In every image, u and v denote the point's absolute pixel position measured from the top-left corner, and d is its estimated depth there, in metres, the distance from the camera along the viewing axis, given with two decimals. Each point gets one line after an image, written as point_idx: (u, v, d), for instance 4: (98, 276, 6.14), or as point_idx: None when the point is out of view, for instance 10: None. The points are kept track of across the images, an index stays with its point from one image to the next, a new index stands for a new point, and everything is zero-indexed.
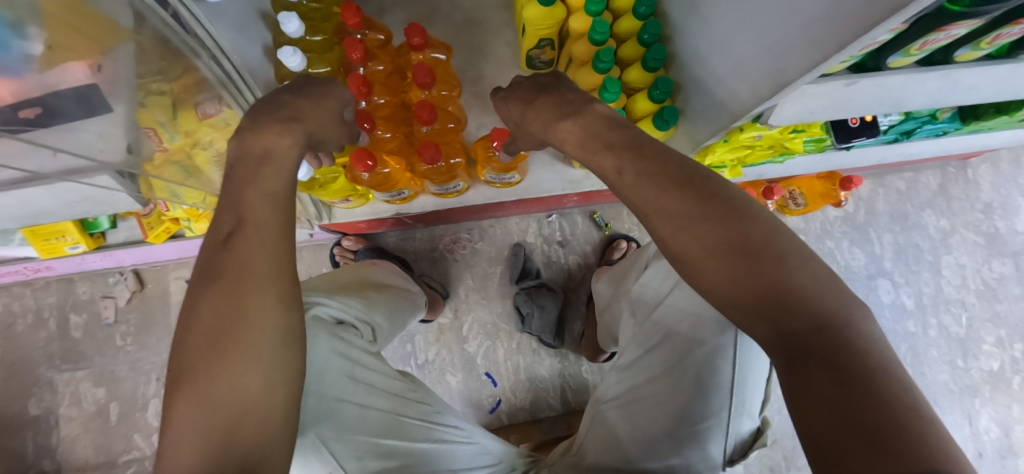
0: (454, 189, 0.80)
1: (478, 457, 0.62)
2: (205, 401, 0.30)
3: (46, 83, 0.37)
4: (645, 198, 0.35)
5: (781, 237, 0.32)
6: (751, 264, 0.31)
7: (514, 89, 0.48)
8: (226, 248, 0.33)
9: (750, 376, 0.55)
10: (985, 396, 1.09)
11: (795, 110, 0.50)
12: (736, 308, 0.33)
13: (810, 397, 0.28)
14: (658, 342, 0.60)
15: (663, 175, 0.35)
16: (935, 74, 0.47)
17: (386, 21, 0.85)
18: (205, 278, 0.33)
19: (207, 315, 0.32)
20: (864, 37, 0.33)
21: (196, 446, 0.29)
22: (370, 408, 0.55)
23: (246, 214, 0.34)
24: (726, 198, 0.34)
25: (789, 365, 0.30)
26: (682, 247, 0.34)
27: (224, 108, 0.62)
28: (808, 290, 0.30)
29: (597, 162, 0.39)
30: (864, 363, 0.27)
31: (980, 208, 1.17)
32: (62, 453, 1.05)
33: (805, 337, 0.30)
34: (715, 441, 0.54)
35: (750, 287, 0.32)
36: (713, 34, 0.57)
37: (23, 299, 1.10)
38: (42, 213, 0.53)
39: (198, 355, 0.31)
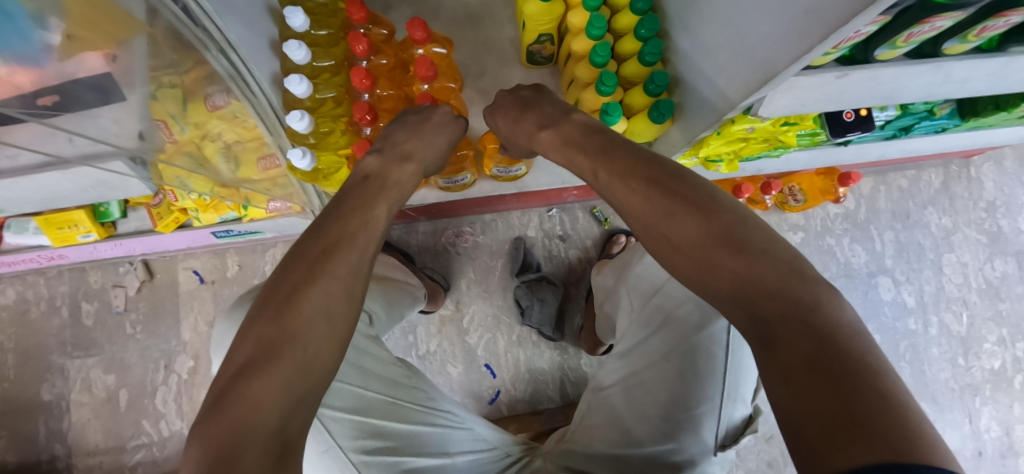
0: (462, 182, 0.81)
1: (470, 441, 0.64)
2: (293, 374, 0.35)
3: (64, 72, 0.39)
4: (619, 196, 0.42)
5: (744, 226, 0.36)
6: (716, 256, 0.35)
7: (500, 103, 0.62)
8: (335, 253, 0.41)
9: (742, 363, 0.57)
10: (986, 394, 1.09)
11: (787, 102, 0.51)
12: (715, 296, 0.36)
13: (785, 383, 0.28)
14: (656, 328, 0.61)
15: (632, 176, 0.41)
16: (927, 66, 0.48)
17: (392, 17, 0.87)
18: (313, 268, 0.40)
19: (305, 303, 0.38)
20: (844, 28, 0.35)
21: (265, 409, 0.32)
22: (367, 391, 0.57)
23: (355, 235, 0.44)
24: (691, 192, 0.38)
25: (763, 350, 0.31)
26: (656, 238, 0.39)
27: (232, 100, 0.65)
28: (776, 274, 0.32)
29: (578, 165, 0.48)
30: (836, 347, 0.28)
31: (983, 206, 1.17)
32: (73, 437, 1.08)
33: (779, 322, 0.31)
34: (708, 427, 0.55)
35: (719, 275, 0.35)
36: (706, 29, 0.58)
37: (36, 287, 1.13)
38: (60, 197, 0.56)
39: (282, 333, 0.36)
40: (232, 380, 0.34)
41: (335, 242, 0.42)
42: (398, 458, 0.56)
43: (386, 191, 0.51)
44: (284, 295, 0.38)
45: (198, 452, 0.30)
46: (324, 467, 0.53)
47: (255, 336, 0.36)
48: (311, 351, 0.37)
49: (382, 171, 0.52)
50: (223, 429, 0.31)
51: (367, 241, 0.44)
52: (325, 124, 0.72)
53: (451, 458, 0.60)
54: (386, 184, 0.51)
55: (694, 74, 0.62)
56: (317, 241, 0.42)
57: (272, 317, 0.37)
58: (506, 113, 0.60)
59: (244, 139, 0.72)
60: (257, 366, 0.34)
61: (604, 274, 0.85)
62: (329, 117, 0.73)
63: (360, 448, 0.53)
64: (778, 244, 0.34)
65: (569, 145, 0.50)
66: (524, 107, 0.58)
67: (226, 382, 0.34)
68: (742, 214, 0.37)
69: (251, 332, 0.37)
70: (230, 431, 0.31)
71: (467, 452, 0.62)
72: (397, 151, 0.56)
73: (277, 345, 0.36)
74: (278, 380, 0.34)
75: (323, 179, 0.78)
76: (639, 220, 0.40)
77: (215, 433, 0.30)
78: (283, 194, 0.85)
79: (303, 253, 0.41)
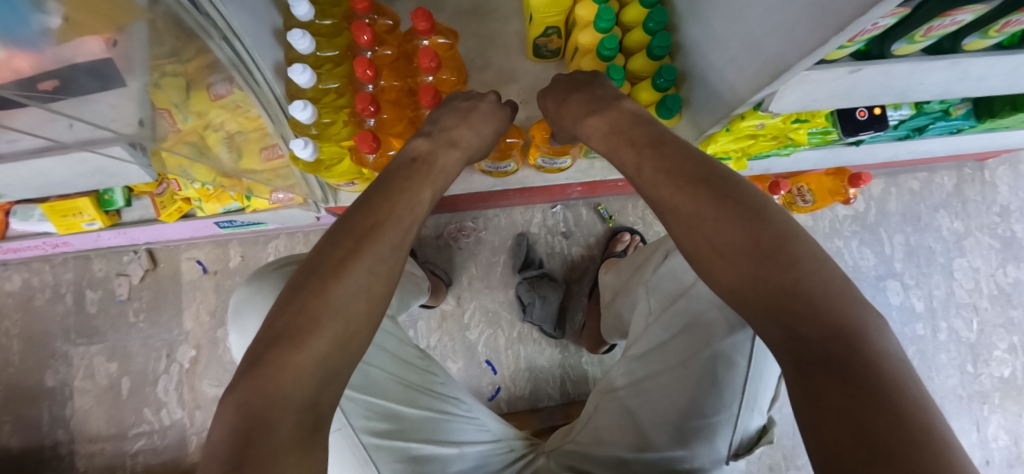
0: (505, 169, 0.79)
1: (478, 432, 0.63)
2: (329, 350, 0.35)
3: (62, 57, 0.38)
4: (662, 193, 0.41)
5: (794, 240, 0.34)
6: (762, 266, 0.34)
7: (553, 86, 0.62)
8: (379, 231, 0.41)
9: (763, 373, 0.55)
10: (995, 402, 1.06)
11: (797, 97, 0.49)
12: (751, 309, 0.35)
13: (819, 404, 0.28)
14: (676, 332, 0.59)
15: (680, 175, 0.40)
16: (943, 62, 0.46)
17: (395, 8, 0.86)
18: (358, 244, 0.39)
19: (346, 282, 0.37)
20: (861, 20, 0.33)
21: (296, 385, 0.33)
22: (381, 371, 0.58)
23: (401, 217, 0.43)
24: (740, 198, 0.37)
25: (800, 372, 0.31)
26: (697, 242, 0.38)
27: (235, 89, 0.64)
28: (823, 293, 0.31)
29: (621, 156, 0.47)
30: (877, 375, 0.28)
31: (997, 211, 1.14)
32: (75, 424, 1.09)
33: (817, 343, 0.30)
34: (722, 435, 0.54)
35: (759, 288, 0.34)
36: (715, 21, 0.57)
37: (42, 274, 1.14)
38: (59, 183, 0.56)
39: (321, 310, 0.36)
40: (268, 344, 0.34)
41: (378, 220, 0.41)
42: (406, 443, 0.56)
43: (432, 176, 0.50)
44: (329, 268, 0.37)
45: (233, 417, 0.31)
46: (336, 445, 0.53)
47: (295, 306, 0.36)
48: (349, 333, 0.36)
49: (429, 154, 0.51)
50: (260, 398, 0.31)
51: (411, 221, 0.44)
52: (327, 115, 0.72)
53: (459, 448, 0.59)
54: (432, 168, 0.50)
55: (703, 67, 0.61)
56: (362, 219, 0.41)
57: (303, 288, 0.36)
58: (557, 94, 0.60)
59: (245, 128, 0.72)
60: (297, 338, 0.34)
61: (613, 273, 0.85)
62: (331, 108, 0.73)
63: (370, 429, 0.54)
64: (827, 264, 0.33)
65: (616, 134, 0.48)
66: (576, 86, 0.57)
67: (261, 346, 0.34)
68: (792, 227, 0.35)
69: (290, 303, 0.36)
70: (266, 403, 0.31)
71: (475, 442, 0.61)
72: (447, 137, 0.55)
73: (318, 320, 0.35)
74: (314, 355, 0.34)
75: (324, 170, 0.77)
76: (680, 221, 0.39)
77: (253, 403, 0.31)
78: (285, 185, 0.85)
79: (345, 226, 0.41)
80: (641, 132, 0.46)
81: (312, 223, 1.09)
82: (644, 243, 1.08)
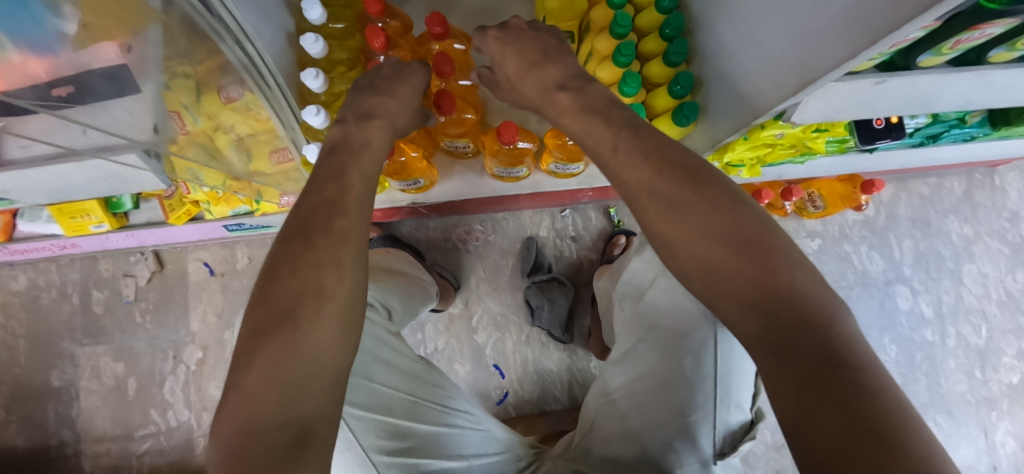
0: (517, 174, 0.79)
1: (487, 444, 0.63)
2: (289, 358, 0.32)
3: (79, 63, 0.38)
4: (635, 175, 0.37)
5: (767, 229, 0.33)
6: (752, 262, 0.31)
7: (517, 36, 0.52)
8: (319, 222, 0.38)
9: (735, 368, 0.54)
10: (1003, 408, 1.06)
11: (820, 107, 0.49)
12: (724, 300, 0.33)
13: (799, 393, 0.26)
14: (644, 333, 0.61)
15: (655, 156, 0.37)
16: (969, 75, 0.46)
17: (407, 10, 0.85)
18: (295, 243, 0.37)
19: (289, 286, 0.35)
20: (896, 33, 0.33)
21: (263, 402, 0.31)
22: (388, 388, 0.57)
23: (340, 200, 0.40)
24: (714, 184, 0.35)
25: (777, 364, 0.29)
26: (670, 229, 0.35)
27: (246, 92, 0.62)
28: (793, 285, 0.30)
29: (593, 134, 0.41)
30: (857, 363, 0.26)
31: (1007, 216, 1.14)
32: (82, 424, 1.09)
33: (796, 334, 0.28)
34: (704, 434, 0.53)
35: (734, 279, 0.32)
36: (738, 28, 0.56)
37: (47, 274, 1.13)
38: (74, 188, 0.55)
39: (271, 322, 0.34)
40: (234, 370, 0.32)
41: (322, 210, 0.39)
42: (417, 459, 0.55)
43: (355, 154, 0.45)
44: (270, 277, 0.36)
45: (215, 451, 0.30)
46: (344, 465, 0.52)
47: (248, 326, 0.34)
48: (316, 340, 0.34)
49: (347, 139, 0.47)
50: (234, 424, 0.30)
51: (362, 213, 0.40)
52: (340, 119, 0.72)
53: (468, 461, 0.59)
54: (353, 149, 0.45)
55: (723, 73, 0.61)
56: (301, 216, 0.38)
57: (265, 301, 0.35)
58: (523, 50, 0.51)
59: (256, 131, 0.70)
60: (252, 356, 0.32)
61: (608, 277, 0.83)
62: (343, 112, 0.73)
63: (380, 448, 0.53)
64: (797, 255, 0.32)
65: (590, 112, 0.43)
66: (547, 54, 0.50)
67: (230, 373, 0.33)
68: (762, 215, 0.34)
69: (245, 323, 0.35)
70: (240, 429, 0.30)
71: (484, 454, 0.62)
72: None
73: (271, 331, 0.33)
74: (275, 368, 0.32)
75: None
76: (661, 214, 0.35)
77: (227, 435, 0.30)
78: (294, 187, 0.85)
79: (289, 230, 0.38)
80: (615, 113, 0.42)
81: None
82: None
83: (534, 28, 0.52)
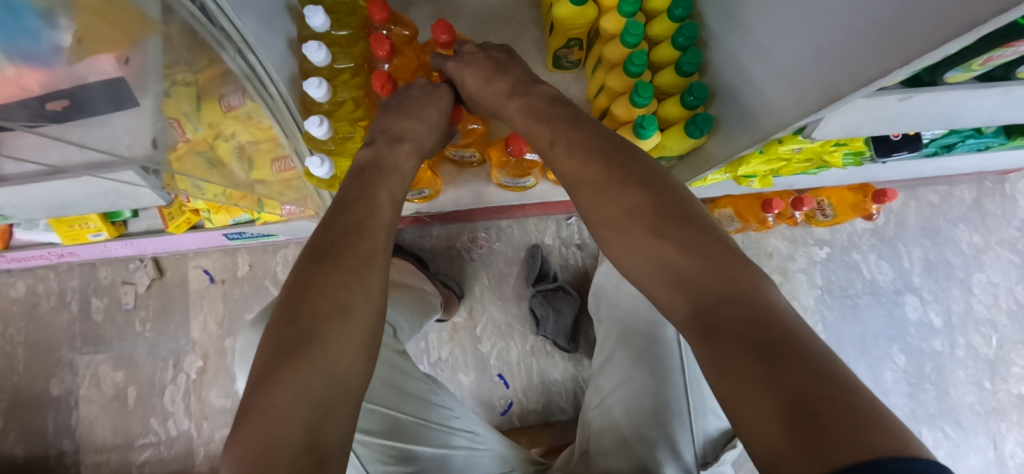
0: (524, 184, 0.77)
1: (492, 463, 0.62)
2: (315, 379, 0.33)
3: (75, 76, 0.36)
4: (573, 165, 0.42)
5: (686, 205, 0.37)
6: (688, 253, 0.34)
7: (470, 59, 0.58)
8: (344, 242, 0.40)
9: (697, 376, 0.61)
10: (1012, 420, 1.05)
11: (841, 124, 0.48)
12: (656, 279, 0.36)
13: (730, 370, 0.28)
14: (615, 346, 0.67)
15: (588, 147, 0.42)
16: (997, 90, 0.44)
17: (411, 15, 0.83)
18: (323, 262, 0.38)
19: (314, 302, 0.36)
20: (933, 54, 0.31)
21: (282, 421, 0.30)
22: (398, 411, 0.56)
23: (367, 224, 0.42)
24: (640, 169, 0.40)
25: (706, 340, 0.31)
26: (600, 211, 0.39)
27: (247, 101, 0.61)
28: (710, 256, 0.34)
29: (537, 133, 0.48)
30: (779, 331, 0.28)
31: (1017, 225, 1.12)
32: (81, 433, 1.07)
33: (722, 309, 0.31)
34: (685, 444, 0.56)
35: (658, 255, 0.35)
36: (754, 41, 0.55)
37: (46, 281, 1.12)
38: (69, 203, 0.54)
39: (293, 340, 0.34)
40: (254, 390, 0.32)
41: (353, 231, 0.41)
42: None
43: (386, 176, 0.48)
44: (296, 294, 0.37)
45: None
46: None
47: (269, 342, 0.34)
48: (339, 362, 0.35)
49: (378, 161, 0.49)
50: (249, 450, 0.29)
51: (385, 241, 0.43)
52: (345, 128, 0.70)
53: None
54: (382, 171, 0.48)
55: (738, 84, 0.59)
56: (330, 238, 0.40)
57: (292, 320, 0.35)
58: (475, 70, 0.56)
59: (258, 139, 0.69)
60: (275, 374, 0.32)
61: (602, 269, 0.77)
62: (347, 121, 0.71)
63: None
64: (712, 226, 0.36)
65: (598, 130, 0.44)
66: (497, 69, 0.56)
67: (248, 394, 0.32)
68: (682, 194, 0.39)
69: (266, 338, 0.35)
70: (257, 454, 0.28)
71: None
72: None
73: (298, 350, 0.33)
74: (301, 389, 0.32)
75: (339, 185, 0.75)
76: (608, 217, 0.39)
77: (241, 459, 0.28)
78: (297, 197, 0.82)
79: (316, 251, 0.39)
80: (556, 110, 0.48)
81: None
82: None
83: (483, 50, 0.58)
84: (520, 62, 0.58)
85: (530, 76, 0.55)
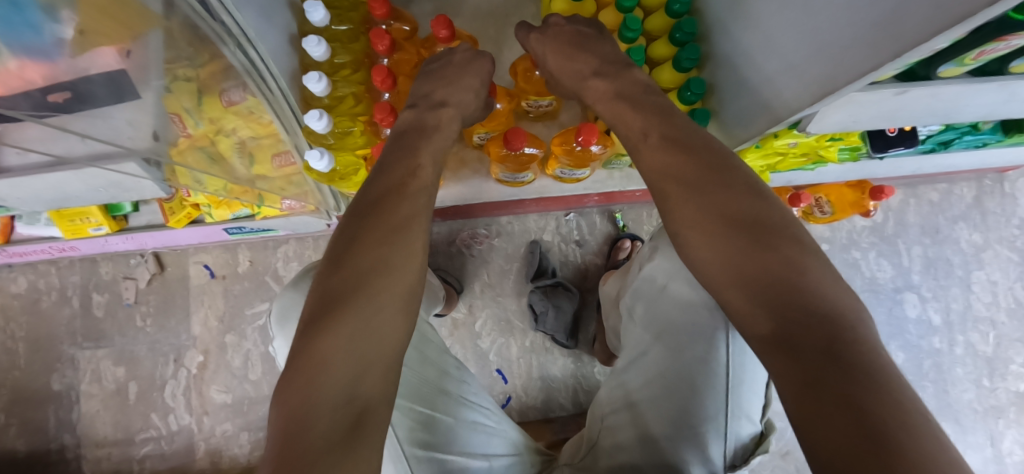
0: (523, 179, 0.78)
1: (503, 445, 0.61)
2: (358, 328, 0.34)
3: (77, 69, 0.36)
4: (657, 160, 0.42)
5: (778, 219, 0.36)
6: (776, 261, 0.33)
7: (556, 32, 0.58)
8: (387, 205, 0.42)
9: (745, 379, 0.50)
10: (1011, 417, 1.05)
11: (838, 118, 0.49)
12: (735, 286, 0.35)
13: (802, 378, 0.27)
14: (648, 345, 0.57)
15: (680, 144, 0.42)
16: (993, 84, 0.45)
17: (412, 12, 0.84)
18: (365, 219, 0.41)
19: (365, 261, 0.38)
20: (924, 45, 0.32)
21: (335, 369, 0.31)
22: (424, 378, 0.57)
23: (420, 206, 0.44)
24: (718, 166, 0.39)
25: (783, 353, 0.29)
26: (681, 210, 0.39)
27: (248, 96, 0.61)
28: (813, 275, 0.31)
29: (626, 122, 0.48)
30: (863, 352, 0.26)
31: (1017, 223, 1.13)
32: (82, 428, 1.08)
33: (813, 326, 0.28)
34: (714, 443, 0.47)
35: (743, 265, 0.34)
36: (756, 35, 0.55)
37: (47, 276, 1.12)
38: (72, 196, 0.54)
39: (341, 291, 0.36)
40: (304, 336, 0.34)
41: (391, 198, 0.43)
42: (445, 455, 0.53)
43: (405, 159, 0.48)
44: (342, 249, 0.39)
45: (276, 413, 0.30)
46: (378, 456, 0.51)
47: (320, 290, 0.37)
48: (382, 325, 0.35)
49: (396, 155, 0.49)
50: (296, 396, 0.30)
51: (425, 202, 0.44)
52: (344, 123, 0.70)
53: (488, 462, 0.57)
54: (425, 132, 0.53)
55: (740, 80, 0.60)
56: (384, 213, 0.41)
57: (336, 273, 0.37)
58: (559, 44, 0.57)
59: (259, 134, 0.69)
60: (324, 323, 0.34)
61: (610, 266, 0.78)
62: (347, 116, 0.71)
63: (412, 439, 0.51)
64: (806, 247, 0.34)
65: (631, 110, 0.48)
66: (579, 46, 0.56)
67: (298, 338, 0.34)
68: (778, 209, 0.37)
69: (316, 287, 0.37)
70: (302, 400, 0.30)
71: (500, 455, 0.59)
72: None
73: (343, 301, 0.35)
74: (345, 337, 0.33)
75: (340, 180, 0.76)
76: (688, 215, 0.39)
77: (290, 402, 0.30)
78: (298, 193, 0.82)
79: (360, 209, 0.42)
80: (648, 100, 0.49)
81: (323, 229, 1.07)
82: None
83: (571, 23, 0.58)
84: (596, 36, 0.58)
85: (582, 55, 0.55)
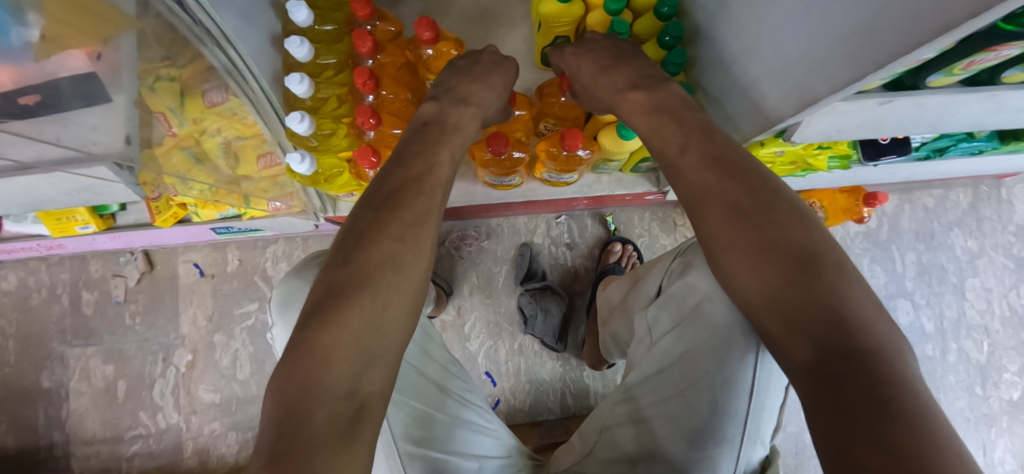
0: (509, 183, 0.77)
1: (495, 446, 0.60)
2: (360, 327, 0.33)
3: (45, 72, 0.35)
4: (698, 177, 0.40)
5: (825, 248, 0.33)
6: (817, 294, 0.31)
7: (592, 47, 0.56)
8: (398, 204, 0.40)
9: (767, 405, 0.46)
10: (1002, 426, 1.04)
11: (823, 127, 0.48)
12: (774, 313, 0.33)
13: (836, 412, 0.26)
14: (671, 363, 0.52)
15: (720, 162, 0.40)
16: (981, 95, 0.45)
17: (400, 12, 0.83)
18: (379, 213, 0.39)
19: (372, 258, 0.37)
20: (907, 56, 0.31)
21: (339, 365, 0.32)
22: (422, 375, 0.56)
23: (421, 207, 0.41)
24: (763, 187, 0.37)
25: (818, 387, 0.28)
26: (721, 231, 0.37)
27: (230, 96, 0.59)
28: (860, 309, 0.30)
29: (661, 133, 0.45)
30: (894, 388, 0.25)
31: (1013, 230, 1.11)
32: (71, 425, 1.08)
33: (852, 362, 0.28)
34: (726, 457, 0.45)
35: (784, 295, 0.33)
36: (741, 40, 0.55)
37: (37, 274, 1.12)
38: (46, 199, 0.54)
39: (342, 283, 0.35)
40: (304, 326, 0.33)
41: (402, 194, 0.41)
42: (438, 453, 0.52)
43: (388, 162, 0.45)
44: (353, 241, 0.37)
45: (270, 407, 0.30)
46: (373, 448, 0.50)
47: (325, 281, 0.36)
48: (385, 332, 0.35)
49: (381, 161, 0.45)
50: (293, 387, 0.30)
51: (439, 199, 0.43)
52: (327, 125, 0.70)
53: (479, 462, 0.56)
54: (445, 128, 0.50)
55: (727, 84, 0.59)
56: (393, 220, 0.39)
57: (345, 264, 0.36)
58: (597, 57, 0.55)
59: (243, 135, 0.67)
60: (327, 317, 0.33)
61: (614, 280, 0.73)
62: (331, 117, 0.71)
63: (407, 436, 0.50)
64: (855, 279, 0.31)
65: (661, 111, 0.46)
66: (616, 59, 0.54)
67: (297, 328, 0.33)
68: (822, 235, 0.34)
69: (320, 278, 0.36)
70: (300, 389, 0.30)
71: (492, 456, 0.58)
72: None
73: (348, 296, 0.34)
74: (349, 336, 0.33)
75: (324, 182, 0.74)
76: (727, 237, 0.37)
77: (287, 390, 0.30)
78: (282, 194, 0.81)
79: (372, 201, 0.40)
80: (689, 118, 0.45)
81: (313, 230, 1.06)
82: (638, 255, 1.05)
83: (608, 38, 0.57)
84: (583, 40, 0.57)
85: None
